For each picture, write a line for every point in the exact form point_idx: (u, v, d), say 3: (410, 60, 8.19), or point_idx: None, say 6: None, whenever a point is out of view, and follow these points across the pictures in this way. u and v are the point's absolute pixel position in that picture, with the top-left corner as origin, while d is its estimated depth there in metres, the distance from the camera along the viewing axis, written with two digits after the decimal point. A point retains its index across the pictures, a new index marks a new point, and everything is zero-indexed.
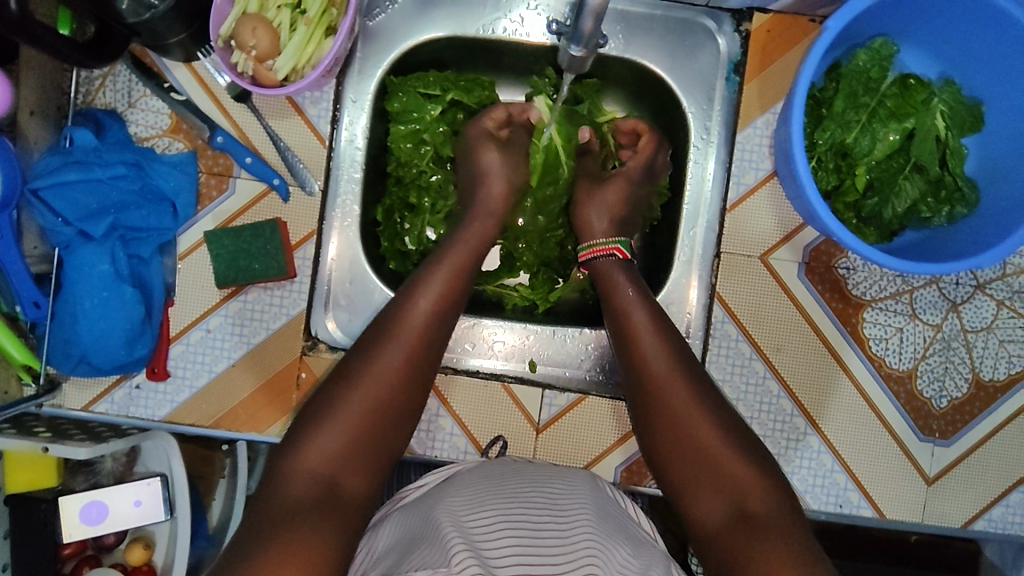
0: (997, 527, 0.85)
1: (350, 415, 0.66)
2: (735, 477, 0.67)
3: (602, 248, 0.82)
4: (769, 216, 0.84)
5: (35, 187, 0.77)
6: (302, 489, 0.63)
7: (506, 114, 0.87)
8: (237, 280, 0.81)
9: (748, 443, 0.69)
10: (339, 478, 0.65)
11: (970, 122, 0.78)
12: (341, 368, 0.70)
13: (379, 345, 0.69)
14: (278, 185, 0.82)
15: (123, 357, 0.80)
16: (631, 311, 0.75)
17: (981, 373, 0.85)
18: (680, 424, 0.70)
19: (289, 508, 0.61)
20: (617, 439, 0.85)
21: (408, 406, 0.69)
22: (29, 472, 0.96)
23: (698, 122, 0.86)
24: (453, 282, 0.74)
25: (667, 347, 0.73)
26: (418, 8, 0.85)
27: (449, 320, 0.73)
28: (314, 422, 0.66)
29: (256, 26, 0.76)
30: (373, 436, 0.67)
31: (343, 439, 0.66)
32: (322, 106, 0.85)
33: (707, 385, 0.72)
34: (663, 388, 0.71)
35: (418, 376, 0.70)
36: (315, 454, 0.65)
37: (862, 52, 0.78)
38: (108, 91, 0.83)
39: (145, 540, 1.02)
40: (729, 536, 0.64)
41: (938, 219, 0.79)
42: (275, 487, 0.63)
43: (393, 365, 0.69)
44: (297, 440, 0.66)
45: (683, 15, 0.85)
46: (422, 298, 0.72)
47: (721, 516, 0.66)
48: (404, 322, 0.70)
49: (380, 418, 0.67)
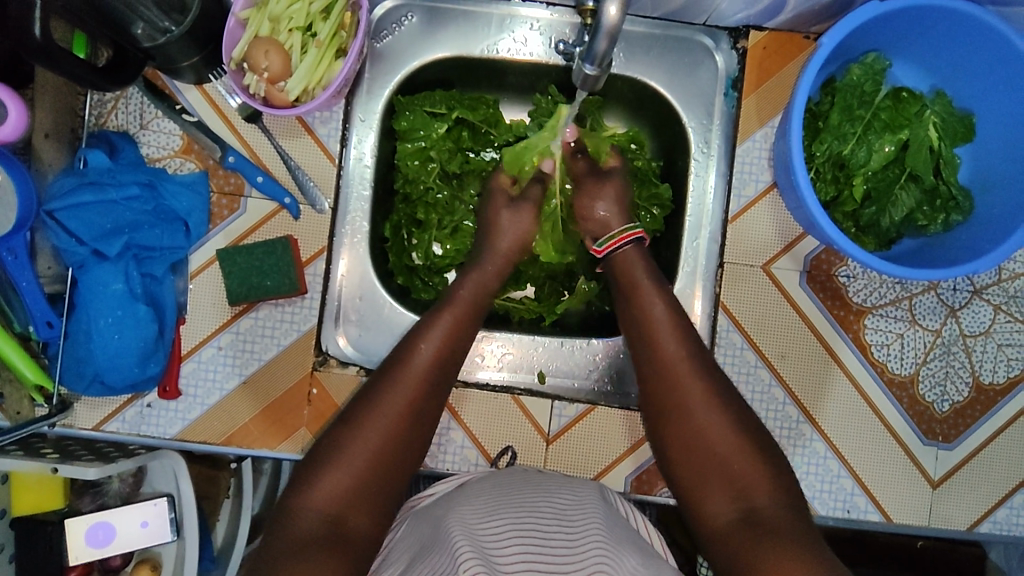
0: (1002, 529, 0.86)
1: (356, 454, 0.66)
2: (744, 476, 0.68)
3: (625, 236, 0.82)
4: (770, 227, 0.86)
5: (50, 208, 0.78)
6: (307, 524, 0.63)
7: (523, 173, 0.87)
8: (248, 297, 0.82)
9: (757, 442, 0.70)
10: (345, 513, 0.65)
11: (962, 132, 0.81)
12: (347, 408, 0.70)
13: (384, 387, 0.70)
14: (289, 203, 0.84)
15: (136, 375, 0.81)
16: (650, 309, 0.78)
17: (981, 377, 0.86)
18: (690, 427, 0.71)
19: (295, 543, 0.62)
20: (628, 448, 0.86)
21: (414, 446, 0.70)
22: (37, 494, 0.96)
23: (698, 136, 0.88)
24: (460, 320, 0.77)
25: (683, 348, 0.75)
26: (424, 29, 0.88)
27: (454, 362, 0.75)
28: (321, 462, 0.66)
29: (269, 49, 0.77)
30: (384, 474, 0.67)
31: (354, 476, 0.66)
32: (331, 125, 0.86)
33: (723, 385, 0.73)
34: (680, 393, 0.73)
35: (426, 417, 0.71)
36: (322, 492, 0.65)
37: (856, 67, 0.80)
38: (120, 113, 0.84)
39: (153, 561, 0.99)
40: (735, 541, 0.65)
41: (934, 228, 0.81)
42: (282, 524, 0.64)
43: (397, 406, 0.69)
44: (304, 479, 0.66)
45: (681, 34, 0.88)
46: (423, 341, 0.73)
47: (727, 517, 0.67)
48: (409, 365, 0.71)
49: (387, 457, 0.68)
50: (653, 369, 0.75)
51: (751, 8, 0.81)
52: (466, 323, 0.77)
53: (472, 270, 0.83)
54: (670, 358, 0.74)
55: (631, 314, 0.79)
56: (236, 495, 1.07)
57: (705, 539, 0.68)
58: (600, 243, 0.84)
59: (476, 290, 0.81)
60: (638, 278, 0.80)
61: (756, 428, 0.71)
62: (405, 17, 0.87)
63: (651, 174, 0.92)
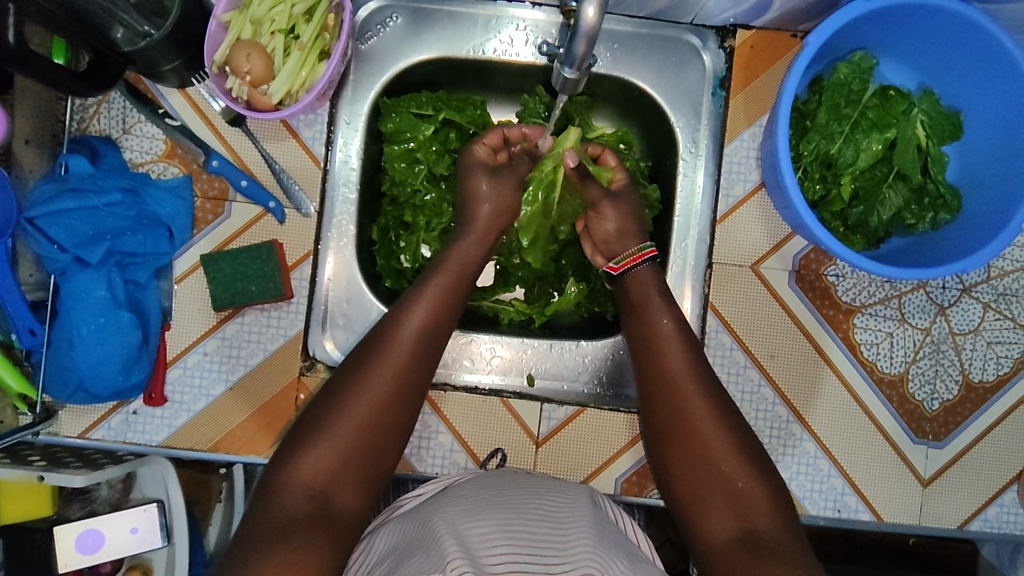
0: (992, 527, 0.86)
1: (341, 430, 0.66)
2: (746, 496, 0.68)
3: (641, 255, 0.81)
4: (759, 227, 0.86)
5: (30, 215, 0.77)
6: (293, 504, 0.63)
7: (501, 138, 0.87)
8: (233, 303, 0.82)
9: (761, 465, 0.70)
10: (330, 491, 0.65)
11: (949, 130, 0.81)
12: (329, 389, 0.69)
13: (369, 364, 0.69)
14: (274, 207, 0.83)
15: (120, 383, 0.80)
16: (659, 316, 0.77)
17: (970, 375, 0.86)
18: (693, 438, 0.71)
19: (277, 523, 0.61)
20: (628, 442, 0.86)
21: (401, 422, 0.69)
22: (25, 502, 0.95)
23: (686, 135, 0.88)
24: (446, 295, 0.75)
25: (690, 358, 0.74)
26: (409, 29, 0.87)
27: (439, 339, 0.74)
28: (306, 439, 0.66)
29: (251, 52, 0.76)
30: (369, 452, 0.67)
31: (335, 455, 0.65)
32: (316, 128, 0.86)
33: (729, 405, 0.73)
34: (679, 397, 0.72)
35: (412, 392, 0.70)
36: (307, 471, 0.65)
37: (843, 66, 0.80)
38: (102, 118, 0.84)
39: (142, 567, 0.97)
40: (734, 557, 0.65)
41: (923, 226, 0.81)
42: (266, 502, 0.63)
43: (380, 384, 0.69)
44: (288, 456, 0.65)
45: (668, 34, 0.87)
46: (408, 317, 0.73)
47: (727, 534, 0.67)
48: (394, 343, 0.71)
49: (371, 435, 0.67)
50: (660, 376, 0.74)
51: (738, 6, 0.80)
52: (453, 299, 0.76)
53: (463, 245, 0.81)
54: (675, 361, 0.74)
55: (639, 326, 0.78)
56: (228, 499, 1.04)
57: (702, 552, 0.69)
58: (615, 261, 0.83)
59: (453, 257, 0.79)
60: (648, 295, 0.79)
61: (756, 447, 0.72)
62: (390, 18, 0.87)
63: (639, 174, 0.91)
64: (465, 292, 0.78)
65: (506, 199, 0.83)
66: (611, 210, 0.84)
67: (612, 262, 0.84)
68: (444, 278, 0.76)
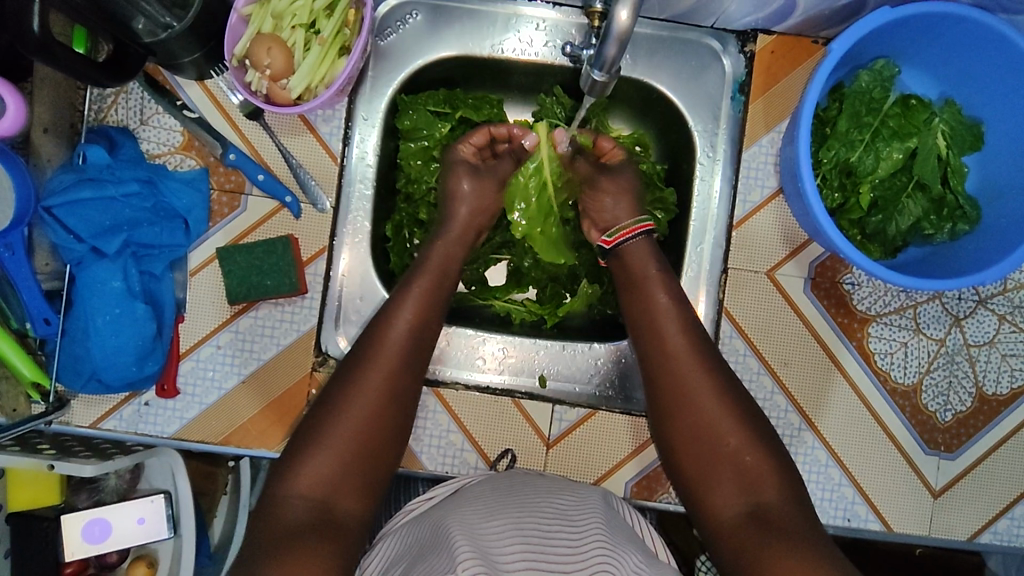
0: (1002, 540, 0.86)
1: (339, 436, 0.66)
2: (752, 476, 0.68)
3: (634, 228, 0.81)
4: (776, 233, 0.86)
5: (48, 205, 0.77)
6: (295, 512, 0.63)
7: (487, 137, 0.87)
8: (248, 297, 0.82)
9: (765, 441, 0.70)
10: (331, 496, 0.65)
11: (970, 141, 0.80)
12: (327, 392, 0.70)
13: (360, 368, 0.70)
14: (290, 202, 0.83)
15: (133, 374, 0.80)
16: (660, 320, 0.76)
17: (984, 388, 0.86)
18: (701, 445, 0.70)
19: (284, 531, 0.61)
20: (630, 451, 0.86)
21: (398, 424, 0.69)
22: (34, 491, 0.95)
23: (703, 140, 0.87)
24: (432, 292, 0.76)
25: (688, 352, 0.74)
26: (429, 26, 0.87)
27: (428, 336, 0.74)
28: (307, 444, 0.66)
29: (272, 46, 0.76)
30: (369, 456, 0.67)
31: (335, 461, 0.66)
32: (333, 124, 0.86)
33: (735, 395, 0.72)
34: (679, 403, 0.72)
35: (405, 392, 0.70)
36: (308, 478, 0.65)
37: (865, 74, 0.80)
38: (120, 108, 0.83)
39: (148, 558, 0.98)
40: (743, 534, 0.65)
41: (941, 236, 0.80)
42: (270, 510, 0.63)
43: (374, 386, 0.69)
44: (289, 462, 0.66)
45: (689, 36, 0.87)
46: (397, 315, 0.73)
47: (734, 510, 0.67)
48: (384, 342, 0.71)
49: (372, 440, 0.67)
50: (658, 381, 0.74)
51: (760, 11, 0.80)
52: (438, 297, 0.77)
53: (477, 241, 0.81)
54: (674, 360, 0.73)
55: (636, 323, 0.78)
56: (234, 491, 1.04)
57: (708, 533, 0.68)
58: (608, 233, 0.83)
59: (447, 257, 0.80)
60: (647, 287, 0.78)
61: (771, 439, 0.71)
62: (409, 15, 0.86)
63: (657, 178, 0.90)
64: (451, 286, 0.79)
65: (484, 197, 0.84)
66: (627, 214, 0.84)
67: (606, 236, 0.83)
68: (429, 275, 0.77)
